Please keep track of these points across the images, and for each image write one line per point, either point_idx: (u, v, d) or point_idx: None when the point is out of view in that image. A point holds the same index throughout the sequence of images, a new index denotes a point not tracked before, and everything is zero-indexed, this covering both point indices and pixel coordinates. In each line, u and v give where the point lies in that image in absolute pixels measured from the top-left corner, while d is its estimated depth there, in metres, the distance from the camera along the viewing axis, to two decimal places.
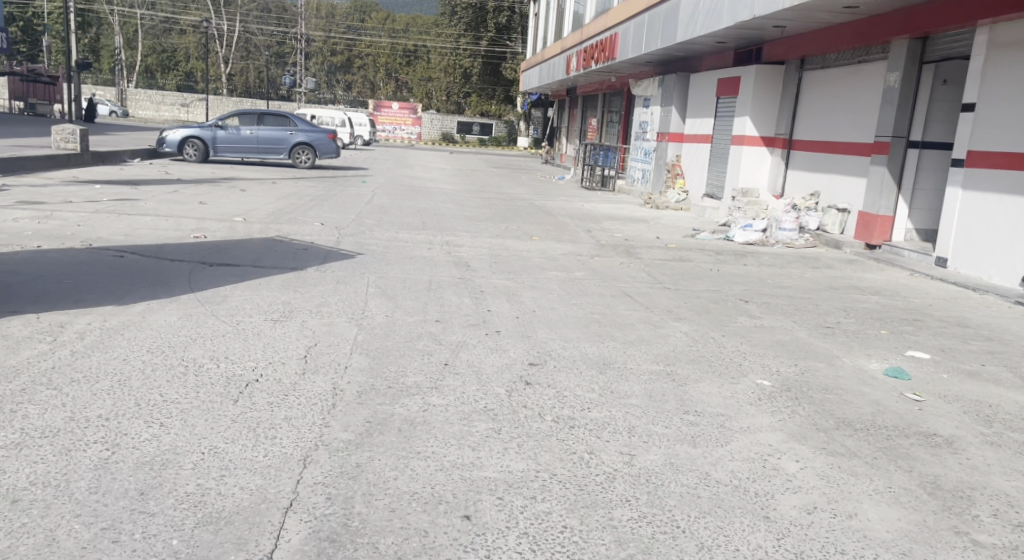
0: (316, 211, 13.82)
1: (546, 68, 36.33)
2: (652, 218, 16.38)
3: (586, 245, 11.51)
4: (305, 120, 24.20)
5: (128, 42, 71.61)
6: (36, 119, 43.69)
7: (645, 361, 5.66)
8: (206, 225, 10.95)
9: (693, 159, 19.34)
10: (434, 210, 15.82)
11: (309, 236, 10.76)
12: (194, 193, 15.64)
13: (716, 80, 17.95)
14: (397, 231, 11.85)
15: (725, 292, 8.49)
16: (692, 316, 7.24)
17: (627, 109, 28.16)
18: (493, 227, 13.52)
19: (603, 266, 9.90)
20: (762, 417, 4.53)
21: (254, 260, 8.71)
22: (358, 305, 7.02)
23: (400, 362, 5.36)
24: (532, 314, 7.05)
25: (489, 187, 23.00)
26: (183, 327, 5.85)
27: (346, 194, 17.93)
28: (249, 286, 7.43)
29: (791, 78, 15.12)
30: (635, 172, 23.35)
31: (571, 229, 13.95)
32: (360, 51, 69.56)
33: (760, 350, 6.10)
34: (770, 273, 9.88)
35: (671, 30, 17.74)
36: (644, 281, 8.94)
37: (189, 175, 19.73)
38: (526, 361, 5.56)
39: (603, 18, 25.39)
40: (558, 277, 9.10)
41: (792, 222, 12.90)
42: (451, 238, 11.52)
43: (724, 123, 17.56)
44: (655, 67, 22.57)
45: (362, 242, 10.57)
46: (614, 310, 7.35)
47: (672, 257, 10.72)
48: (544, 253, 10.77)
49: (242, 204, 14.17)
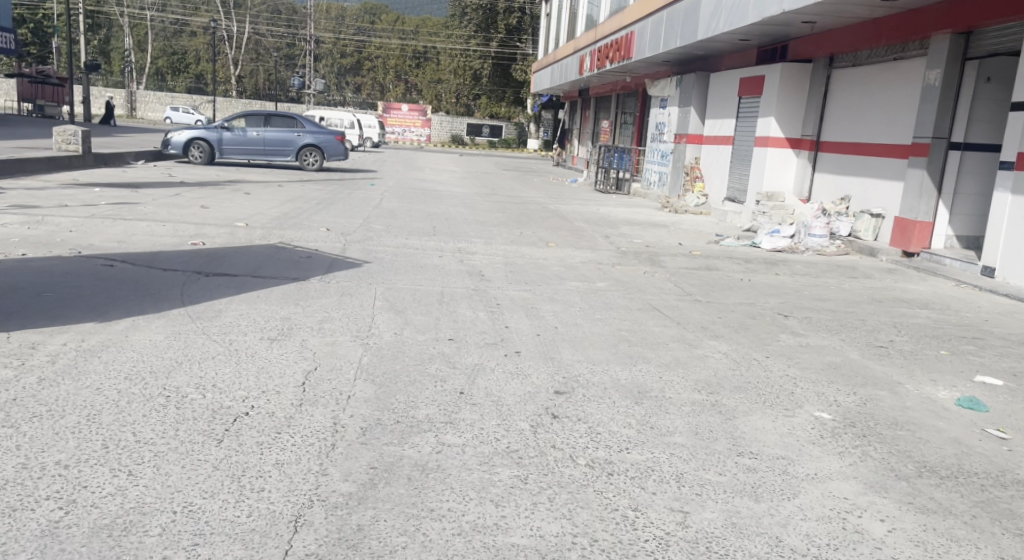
0: (322, 216, 13.25)
1: (558, 69, 35.73)
2: (671, 223, 15.74)
3: (605, 252, 10.90)
4: (313, 121, 23.67)
5: (139, 45, 71.54)
6: (45, 121, 43.53)
7: (685, 389, 5.04)
8: (206, 231, 10.39)
9: (713, 161, 18.69)
10: (445, 214, 15.24)
11: (314, 243, 10.18)
12: (197, 196, 15.10)
13: (738, 79, 17.31)
14: (407, 237, 11.26)
15: (761, 305, 7.86)
16: (729, 333, 6.61)
17: (642, 110, 27.51)
18: (506, 232, 12.92)
19: (626, 275, 9.28)
20: (830, 460, 3.94)
21: (254, 270, 8.12)
22: (364, 321, 6.42)
23: (409, 390, 4.76)
24: (555, 331, 6.44)
25: (501, 190, 22.39)
26: (169, 348, 5.26)
27: (354, 197, 17.36)
28: (247, 299, 6.84)
29: (819, 77, 14.49)
30: (651, 175, 22.66)
31: (589, 235, 13.33)
32: (370, 53, 69.17)
33: (811, 375, 5.48)
34: (806, 283, 9.24)
35: (691, 27, 17.12)
36: (672, 293, 8.32)
37: (193, 178, 19.22)
38: (551, 388, 4.94)
39: (617, 17, 24.77)
40: (579, 288, 8.49)
41: (822, 228, 12.28)
42: (463, 245, 10.92)
43: (746, 124, 16.91)
44: (672, 67, 21.93)
45: (370, 249, 9.98)
46: (644, 327, 6.73)
47: (698, 266, 10.08)
48: (563, 261, 10.17)
49: (246, 208, 13.62)
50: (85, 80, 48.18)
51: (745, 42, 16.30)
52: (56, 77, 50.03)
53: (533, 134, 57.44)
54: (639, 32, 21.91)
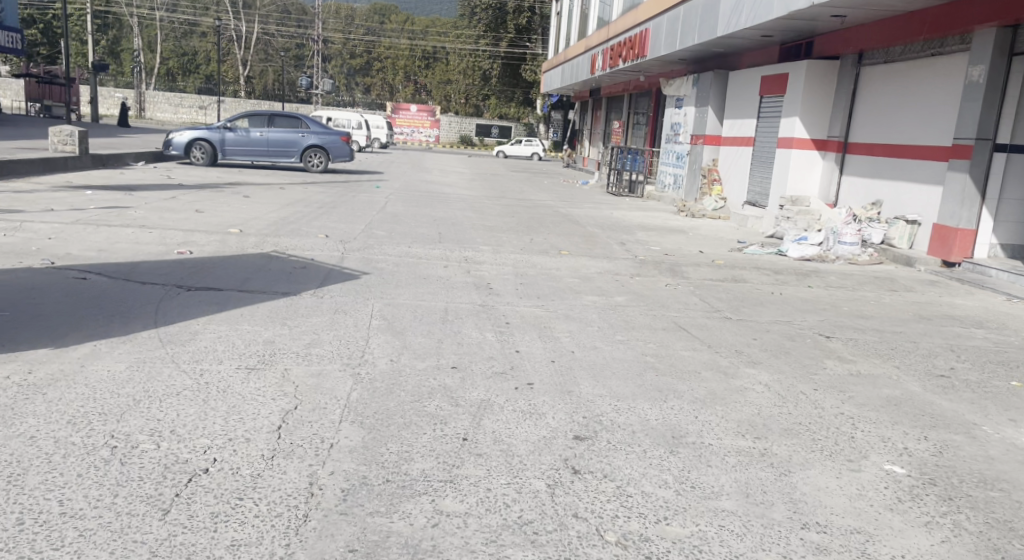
0: (322, 221, 12.56)
1: (569, 68, 34.97)
2: (689, 228, 15.00)
3: (623, 261, 10.18)
4: (317, 121, 23.02)
5: (148, 46, 71.23)
6: (51, 121, 43.10)
7: (727, 433, 4.30)
8: (196, 237, 9.72)
9: (732, 163, 17.93)
10: (451, 218, 14.56)
11: (311, 251, 9.49)
12: (193, 199, 14.43)
13: (759, 77, 16.55)
14: (411, 245, 10.56)
15: (799, 324, 7.11)
16: (768, 359, 5.88)
17: (655, 110, 26.73)
18: (517, 239, 12.21)
19: (647, 288, 8.54)
20: (916, 538, 3.24)
21: (241, 282, 7.42)
22: (358, 345, 5.71)
23: (402, 437, 4.03)
24: (572, 357, 5.71)
25: (510, 193, 21.69)
26: (128, 380, 4.55)
27: (358, 201, 16.68)
28: (228, 319, 6.14)
29: (847, 75, 13.75)
30: (666, 177, 21.88)
31: (604, 242, 12.60)
32: (379, 54, 68.52)
33: (870, 413, 4.73)
34: (842, 298, 8.50)
35: (711, 22, 16.40)
36: (699, 309, 7.59)
37: (192, 180, 18.57)
38: (569, 432, 4.21)
39: (631, 14, 24.00)
40: (596, 303, 7.76)
41: (853, 235, 11.48)
42: (471, 253, 10.21)
43: (768, 124, 16.14)
44: (688, 65, 21.17)
45: (370, 259, 9.28)
46: (672, 351, 6.00)
47: (723, 277, 9.35)
48: (577, 272, 9.45)
49: (243, 213, 12.94)
50: (92, 81, 47.69)
51: (768, 38, 15.55)
52: (61, 77, 49.56)
53: (543, 135, 56.62)
54: (654, 29, 21.16)
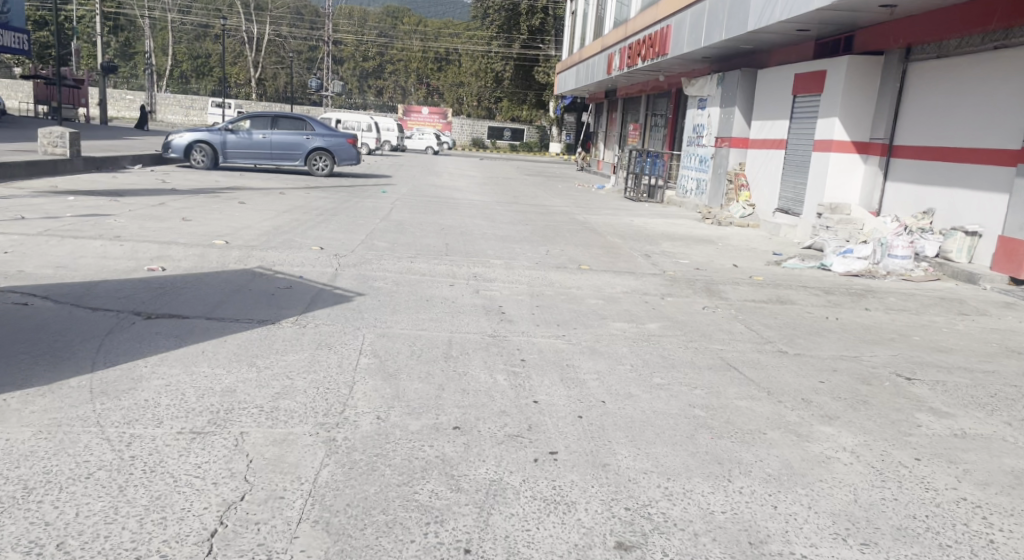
0: (319, 231, 11.52)
1: (584, 68, 33.90)
2: (718, 237, 13.89)
3: (652, 278, 9.09)
4: (323, 123, 22.00)
5: (158, 48, 70.54)
6: (57, 123, 42.32)
7: (817, 538, 3.24)
8: (172, 250, 8.68)
9: (761, 167, 16.82)
10: (461, 227, 13.51)
11: (300, 267, 8.44)
12: (185, 206, 13.42)
13: (792, 75, 15.46)
14: (415, 258, 9.51)
15: (868, 358, 6.02)
16: (847, 411, 4.78)
17: (675, 111, 25.62)
18: (532, 251, 11.14)
19: (681, 313, 7.44)
20: None
21: (210, 308, 6.34)
22: (337, 394, 4.62)
23: (382, 552, 3.00)
24: (603, 409, 4.61)
25: (523, 198, 20.64)
26: (27, 457, 3.48)
27: (361, 207, 15.67)
28: (184, 358, 5.06)
29: (893, 71, 12.67)
30: (689, 182, 20.80)
31: (628, 254, 11.51)
32: (391, 56, 67.48)
33: (1001, 499, 3.65)
34: (907, 322, 7.39)
35: (742, 16, 15.31)
36: (747, 340, 6.48)
37: (188, 184, 17.58)
38: (609, 537, 3.18)
39: (652, 10, 22.88)
40: (626, 332, 6.68)
41: (905, 248, 10.39)
42: (481, 269, 9.14)
43: (802, 126, 15.01)
44: (712, 62, 20.05)
45: (367, 277, 8.24)
46: (725, 400, 4.90)
47: (767, 298, 8.23)
48: (600, 291, 8.37)
49: (235, 221, 11.92)
50: (100, 82, 47.00)
51: (803, 32, 14.46)
52: (70, 79, 48.89)
53: (556, 138, 55.59)
54: (676, 25, 20.08)
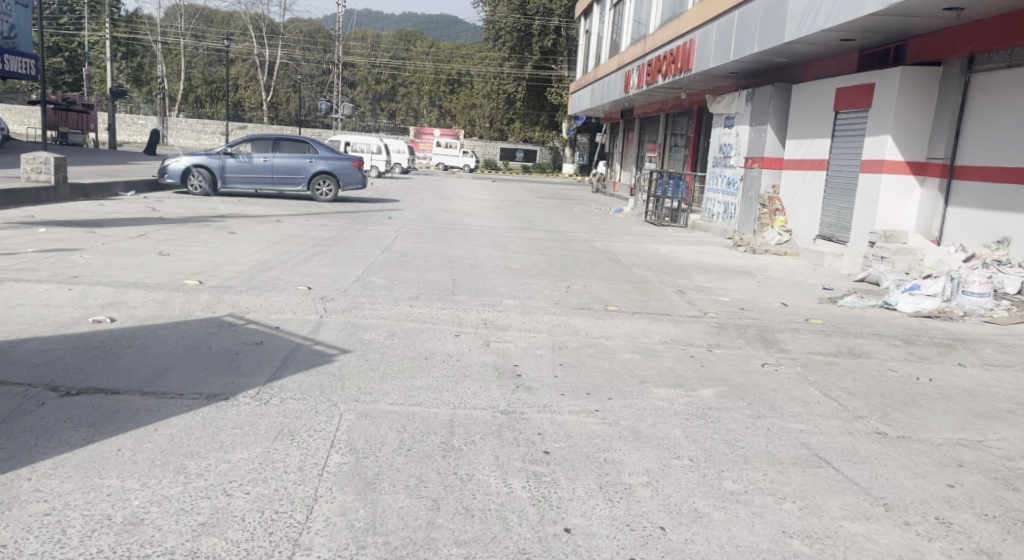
0: (311, 266, 10.25)
1: (599, 87, 32.77)
2: (758, 269, 12.54)
3: (693, 323, 7.72)
4: (327, 145, 20.78)
5: (170, 73, 70.08)
6: (67, 148, 41.63)
7: None
8: (129, 295, 7.38)
9: (799, 190, 15.49)
10: (471, 258, 12.24)
11: (278, 315, 7.12)
12: (167, 237, 12.19)
13: (833, 89, 14.22)
14: (417, 300, 8.20)
15: (997, 444, 4.63)
16: (1005, 544, 3.43)
17: (697, 130, 24.38)
18: (551, 289, 9.81)
19: (738, 375, 6.07)
20: None
21: (150, 380, 4.98)
22: (288, 528, 3.30)
23: None
24: (664, 548, 3.28)
25: (537, 223, 19.39)
26: None
27: (364, 236, 14.45)
28: (84, 470, 3.68)
29: (953, 83, 11.49)
30: (716, 206, 19.51)
31: (659, 291, 10.19)
32: (403, 79, 66.79)
33: None
34: (1018, 384, 6.00)
35: (780, 25, 14.08)
36: (830, 416, 5.09)
37: (179, 212, 16.37)
38: None
39: (674, 25, 21.65)
40: (674, 402, 5.33)
41: (983, 283, 9.02)
42: (492, 313, 7.83)
43: (847, 144, 13.71)
44: (741, 78, 18.77)
45: (359, 327, 6.94)
46: (831, 522, 3.54)
47: (837, 351, 6.87)
48: (635, 342, 7.03)
49: (219, 256, 10.65)
50: (111, 108, 46.26)
51: (848, 41, 13.21)
52: (79, 105, 48.20)
53: (570, 159, 54.67)
54: (701, 38, 18.87)
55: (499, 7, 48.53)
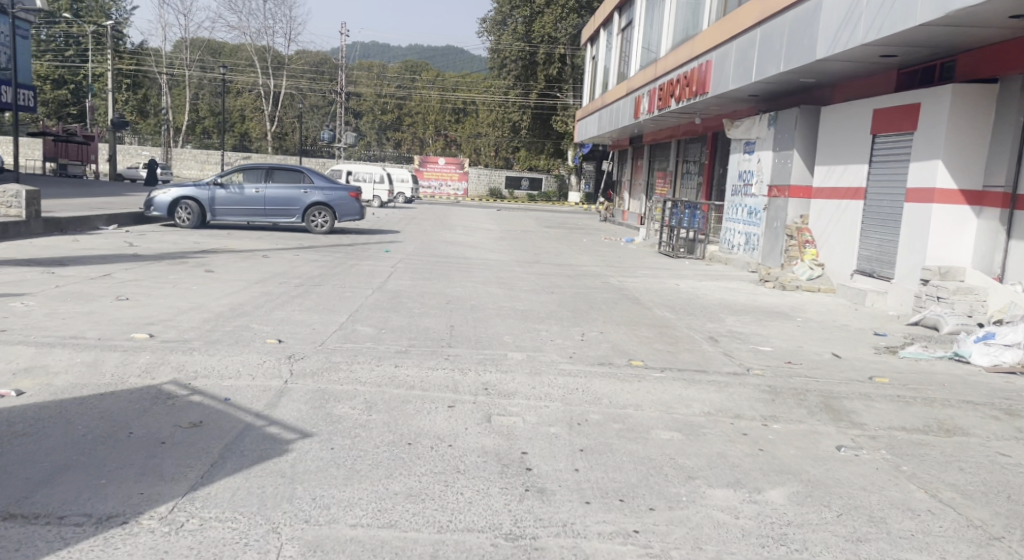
0: (288, 312, 8.95)
1: (607, 112, 31.61)
2: (793, 311, 11.20)
3: (738, 387, 6.38)
4: (323, 175, 19.52)
5: (173, 104, 69.41)
6: (64, 179, 40.52)
7: None
8: (53, 357, 6.06)
9: (832, 220, 14.18)
10: (473, 298, 10.96)
11: (231, 382, 5.79)
12: (132, 278, 10.90)
13: (871, 110, 12.95)
14: (405, 357, 6.88)
15: None
16: None
17: (712, 157, 23.24)
18: (564, 338, 8.49)
19: (811, 467, 4.74)
20: None
21: (23, 495, 3.70)
22: None
23: None
24: None
25: (544, 256, 18.14)
26: None
27: (356, 273, 13.18)
28: None
29: (1011, 107, 10.37)
30: (735, 237, 18.24)
31: (687, 339, 8.87)
32: (408, 109, 66.09)
33: None
34: None
35: (810, 41, 12.84)
36: (955, 539, 3.78)
37: (157, 247, 15.11)
38: None
39: (688, 47, 20.48)
40: (740, 514, 4.00)
41: None
42: (495, 373, 6.51)
43: (889, 169, 12.43)
44: (762, 100, 17.55)
45: (328, 398, 5.62)
46: None
47: (925, 426, 5.57)
48: (671, 415, 5.69)
49: (185, 300, 9.35)
50: (111, 140, 45.30)
51: (889, 58, 11.98)
52: (79, 136, 47.24)
53: (576, 188, 53.73)
54: (718, 59, 17.67)
55: (504, 34, 47.59)
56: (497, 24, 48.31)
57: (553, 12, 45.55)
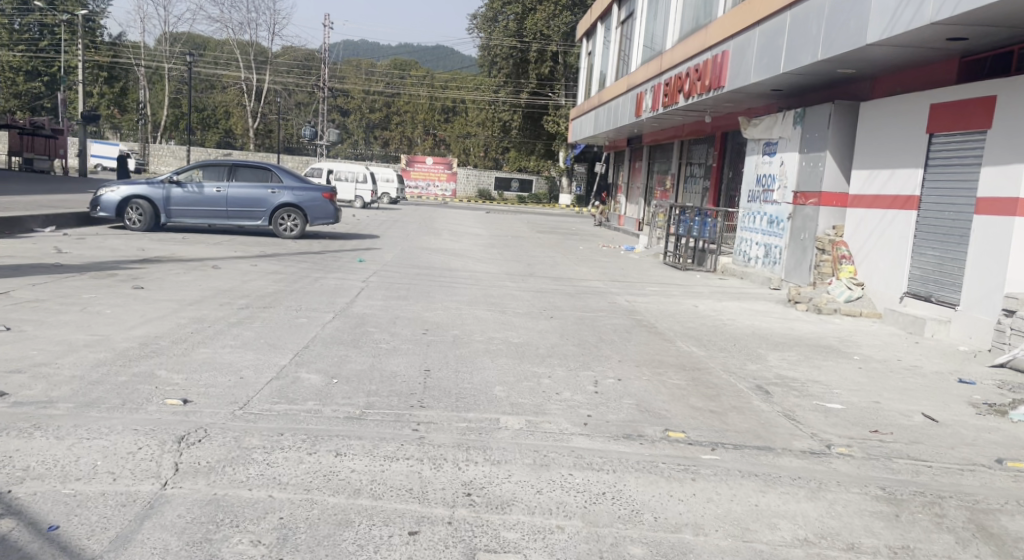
0: (215, 349, 6.93)
1: (604, 111, 29.63)
2: (844, 344, 9.26)
3: (836, 488, 4.38)
4: (292, 173, 17.33)
5: (151, 99, 66.85)
6: (25, 174, 38.10)
7: None
8: None
9: (873, 235, 12.26)
10: (456, 325, 8.95)
11: (75, 489, 3.78)
12: (34, 296, 8.84)
13: (929, 104, 11.01)
14: (354, 432, 4.83)
15: None
16: None
17: (721, 158, 21.35)
18: (573, 390, 6.44)
19: None
20: None
21: None
22: None
23: None
24: None
25: (539, 267, 16.14)
26: None
27: (318, 289, 11.13)
28: None
29: None
30: (752, 248, 16.32)
31: (730, 390, 6.86)
32: (394, 107, 63.94)
33: None
34: None
35: (858, 23, 10.91)
36: None
37: (92, 255, 13.01)
38: None
39: (699, 37, 18.45)
40: None
41: None
42: (484, 463, 4.48)
43: (951, 175, 10.52)
44: (786, 94, 15.59)
45: (215, 521, 3.59)
46: None
47: None
48: (753, 548, 3.69)
49: (86, 330, 7.31)
50: (81, 134, 42.83)
51: (956, 42, 10.07)
52: (47, 130, 44.75)
53: (567, 190, 51.73)
54: (737, 49, 15.70)
55: (494, 30, 45.41)
56: (489, 22, 45.72)
57: (546, 8, 43.42)
